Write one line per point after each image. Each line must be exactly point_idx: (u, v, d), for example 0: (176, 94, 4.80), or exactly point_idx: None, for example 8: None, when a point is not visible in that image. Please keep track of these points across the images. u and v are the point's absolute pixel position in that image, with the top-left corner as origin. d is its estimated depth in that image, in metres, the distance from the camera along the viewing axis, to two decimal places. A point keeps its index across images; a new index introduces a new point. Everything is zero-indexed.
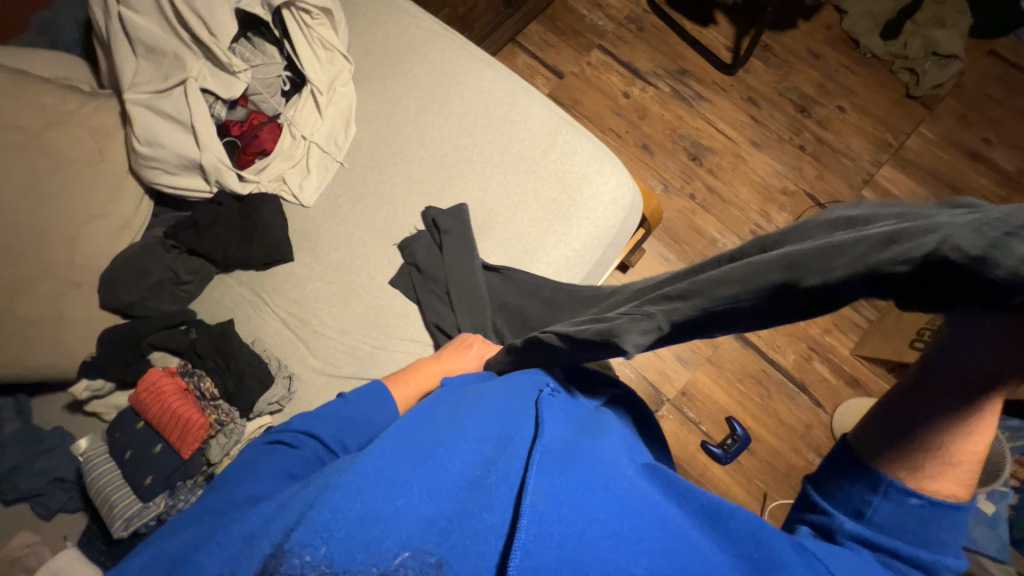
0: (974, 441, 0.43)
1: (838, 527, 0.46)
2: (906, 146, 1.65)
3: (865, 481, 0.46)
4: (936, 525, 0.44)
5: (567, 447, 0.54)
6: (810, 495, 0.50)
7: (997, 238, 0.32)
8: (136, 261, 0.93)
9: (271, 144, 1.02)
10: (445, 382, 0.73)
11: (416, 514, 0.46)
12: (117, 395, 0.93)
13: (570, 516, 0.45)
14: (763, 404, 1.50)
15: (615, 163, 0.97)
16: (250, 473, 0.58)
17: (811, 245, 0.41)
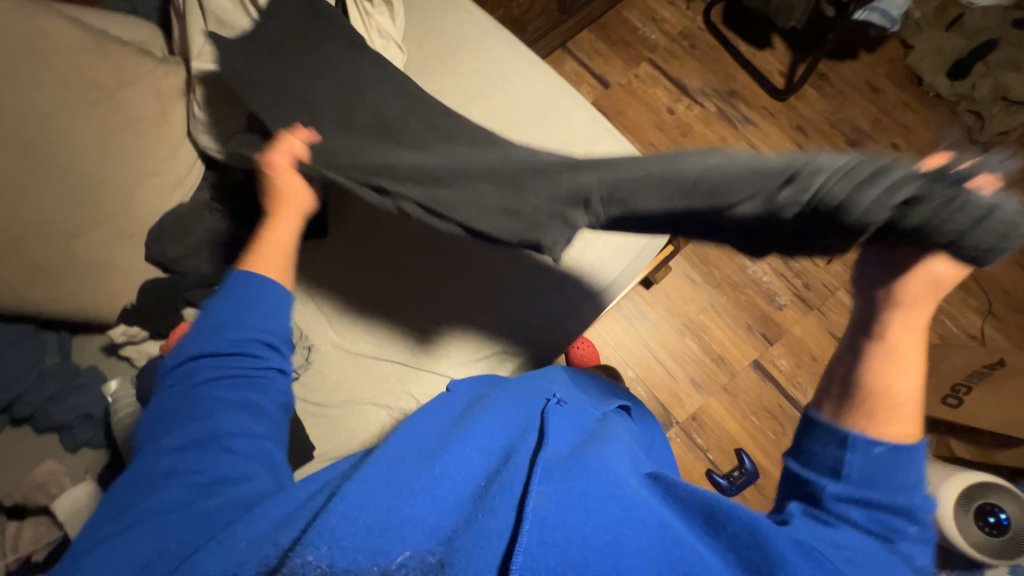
0: (904, 377, 0.54)
1: (821, 491, 0.52)
2: None
3: (833, 437, 0.53)
4: (903, 467, 0.50)
5: (570, 456, 0.54)
6: (792, 467, 0.56)
7: (863, 192, 0.48)
8: (185, 220, 0.98)
9: None
10: (451, 388, 0.74)
11: (422, 520, 0.46)
12: (150, 343, 0.99)
13: (575, 526, 0.46)
14: (777, 440, 1.46)
15: None
16: (192, 420, 0.60)
17: (724, 173, 0.56)
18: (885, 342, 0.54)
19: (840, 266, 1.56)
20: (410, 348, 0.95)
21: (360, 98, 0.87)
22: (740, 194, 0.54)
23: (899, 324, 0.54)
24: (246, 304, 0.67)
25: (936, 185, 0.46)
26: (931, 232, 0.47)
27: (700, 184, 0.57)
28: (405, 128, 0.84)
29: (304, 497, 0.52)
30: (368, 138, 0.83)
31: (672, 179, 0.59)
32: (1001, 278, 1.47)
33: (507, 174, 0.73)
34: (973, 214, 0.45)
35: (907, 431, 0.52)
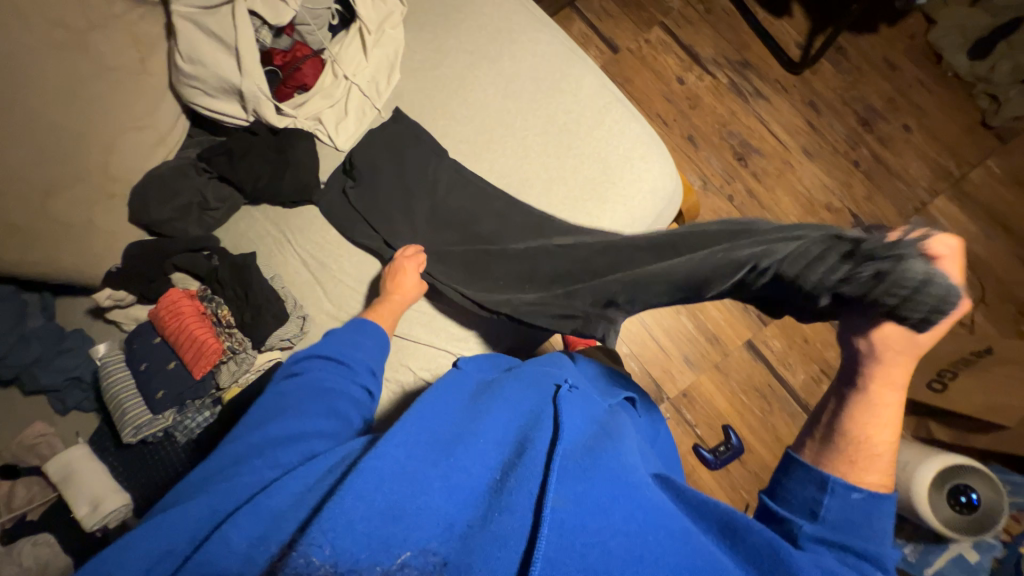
0: (885, 430, 0.54)
1: (797, 531, 0.50)
2: (968, 178, 1.55)
3: (812, 478, 0.53)
4: (874, 518, 0.50)
5: (587, 451, 0.55)
6: (768, 506, 0.55)
7: (797, 272, 0.55)
8: (168, 179, 0.93)
9: (312, 80, 1.00)
10: (460, 366, 0.75)
11: (438, 513, 0.48)
12: (137, 308, 0.95)
13: (594, 528, 0.47)
14: (763, 418, 1.49)
15: (662, 152, 0.92)
16: (280, 417, 0.63)
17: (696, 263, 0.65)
18: (867, 395, 0.55)
19: None
20: (410, 321, 0.93)
21: (417, 181, 0.95)
22: (718, 281, 0.62)
23: (881, 377, 0.54)
24: (354, 343, 0.75)
25: (868, 260, 0.51)
26: (878, 300, 0.51)
27: (683, 273, 0.66)
28: (480, 222, 0.92)
29: (309, 486, 0.54)
30: (421, 203, 0.95)
31: (672, 267, 0.68)
32: (996, 267, 1.48)
33: (557, 272, 0.83)
34: (911, 283, 0.49)
35: (875, 479, 0.52)
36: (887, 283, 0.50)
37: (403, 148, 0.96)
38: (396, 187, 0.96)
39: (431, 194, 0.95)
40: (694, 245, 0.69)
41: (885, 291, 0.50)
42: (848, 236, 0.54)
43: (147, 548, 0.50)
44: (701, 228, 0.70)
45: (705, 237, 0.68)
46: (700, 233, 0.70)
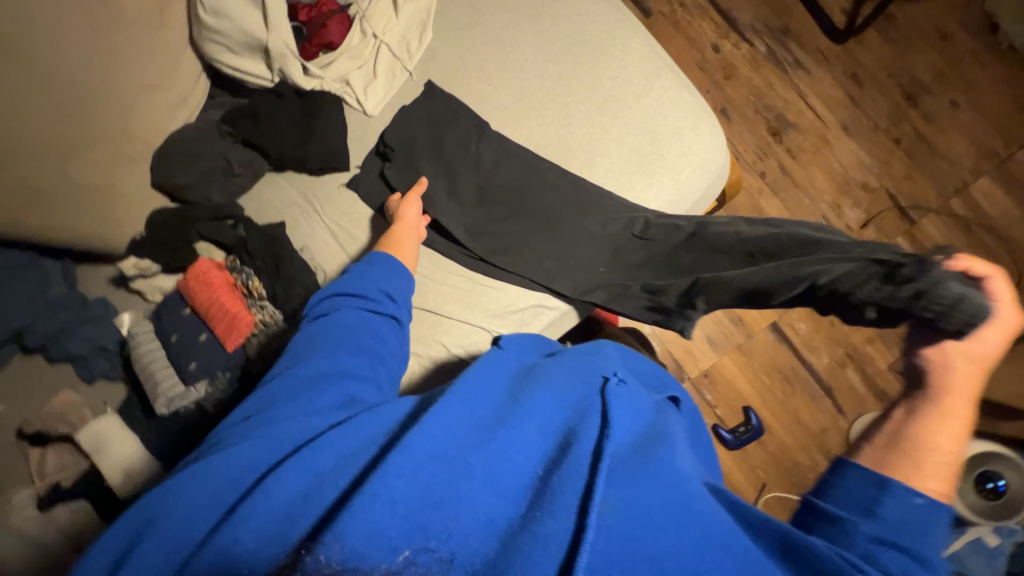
0: (949, 437, 0.47)
1: (850, 530, 0.43)
2: (1014, 158, 1.47)
3: (869, 478, 0.45)
4: (940, 529, 0.42)
5: (636, 455, 0.52)
6: (815, 504, 0.47)
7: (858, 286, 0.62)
8: (192, 143, 0.90)
9: (338, 38, 0.94)
10: (503, 346, 0.71)
11: (477, 505, 0.45)
12: (160, 278, 0.92)
13: (643, 542, 0.43)
14: (784, 400, 1.48)
15: (713, 122, 0.86)
16: (314, 355, 0.62)
17: (771, 272, 0.70)
18: (928, 396, 0.50)
19: (874, 231, 1.48)
20: (445, 296, 0.89)
21: (461, 150, 0.90)
22: (778, 291, 0.69)
23: (954, 385, 0.49)
24: (373, 278, 0.73)
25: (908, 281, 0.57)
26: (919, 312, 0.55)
27: (758, 279, 0.71)
28: (535, 199, 0.87)
29: (324, 474, 0.49)
30: (466, 180, 0.90)
31: (743, 275, 0.72)
32: None
33: (632, 261, 0.84)
34: (947, 299, 0.52)
35: (935, 487, 0.44)
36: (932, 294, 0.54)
37: (449, 125, 0.90)
38: (444, 164, 0.90)
39: (481, 158, 0.89)
40: (762, 253, 0.73)
41: (924, 306, 0.54)
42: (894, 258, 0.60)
43: (185, 482, 0.48)
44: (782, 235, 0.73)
45: (767, 243, 0.73)
46: (771, 237, 0.73)
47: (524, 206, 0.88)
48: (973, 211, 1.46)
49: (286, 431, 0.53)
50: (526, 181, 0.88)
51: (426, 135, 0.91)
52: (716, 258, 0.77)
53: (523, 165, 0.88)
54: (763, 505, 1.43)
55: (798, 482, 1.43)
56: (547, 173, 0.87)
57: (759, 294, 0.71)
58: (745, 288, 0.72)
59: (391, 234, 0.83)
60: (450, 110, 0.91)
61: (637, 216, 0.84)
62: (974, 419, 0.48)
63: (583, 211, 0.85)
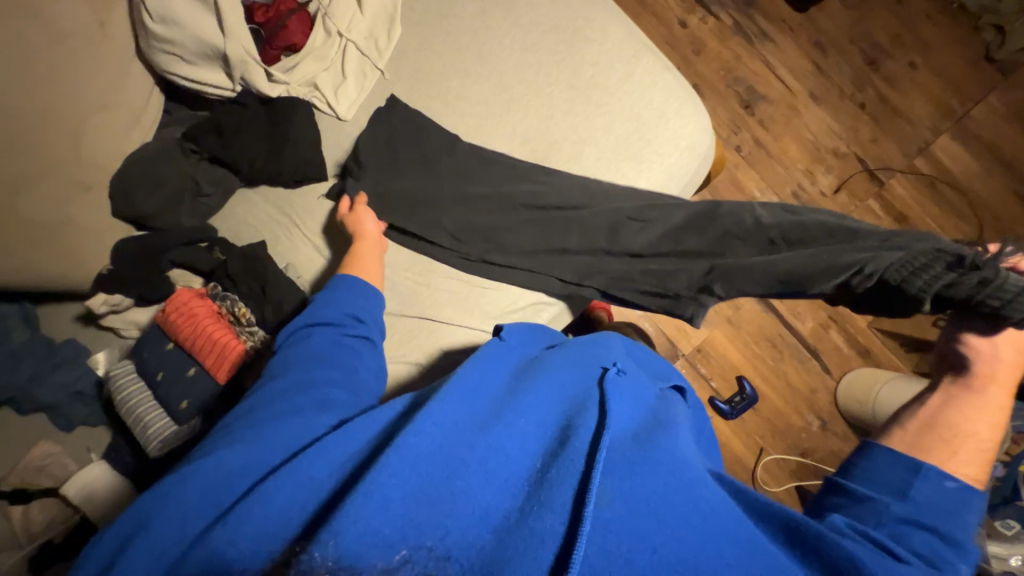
0: (984, 425, 0.51)
1: (879, 510, 0.46)
2: (970, 115, 1.53)
3: (902, 461, 0.49)
4: (970, 509, 0.45)
5: (636, 444, 0.50)
6: (846, 485, 0.49)
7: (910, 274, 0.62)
8: (154, 165, 0.83)
9: (301, 39, 0.88)
10: (504, 336, 0.69)
11: (473, 498, 0.43)
12: (137, 311, 0.86)
13: (644, 532, 0.41)
14: (775, 366, 1.53)
15: (697, 103, 0.85)
16: (286, 371, 0.59)
17: (810, 260, 0.70)
18: (970, 388, 0.54)
19: (846, 196, 1.53)
20: (442, 303, 0.87)
21: (431, 145, 0.88)
22: (818, 279, 0.69)
23: (1000, 376, 0.54)
24: (344, 302, 0.69)
25: (970, 271, 0.57)
26: (981, 302, 0.55)
27: (796, 267, 0.70)
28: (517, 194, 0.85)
29: (304, 495, 0.45)
30: (440, 180, 0.87)
31: (776, 260, 0.72)
32: (996, 205, 1.49)
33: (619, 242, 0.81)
34: (1011, 289, 0.53)
35: (969, 471, 0.48)
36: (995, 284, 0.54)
37: (425, 141, 0.88)
38: (418, 176, 0.88)
39: (456, 151, 0.87)
40: (790, 239, 0.74)
41: (988, 295, 0.54)
42: (950, 251, 0.61)
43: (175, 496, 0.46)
44: (811, 225, 0.74)
45: (796, 229, 0.73)
46: (798, 226, 0.74)
47: (501, 191, 0.85)
48: (936, 169, 1.52)
49: (270, 438, 0.50)
50: (500, 169, 0.86)
51: (387, 134, 0.88)
52: (732, 243, 0.77)
53: (498, 158, 0.87)
54: (763, 468, 1.48)
55: (793, 442, 1.49)
56: (519, 168, 0.86)
57: (795, 281, 0.71)
58: (779, 273, 0.72)
59: (355, 256, 0.79)
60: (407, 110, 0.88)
61: (631, 202, 0.82)
62: (1011, 407, 0.52)
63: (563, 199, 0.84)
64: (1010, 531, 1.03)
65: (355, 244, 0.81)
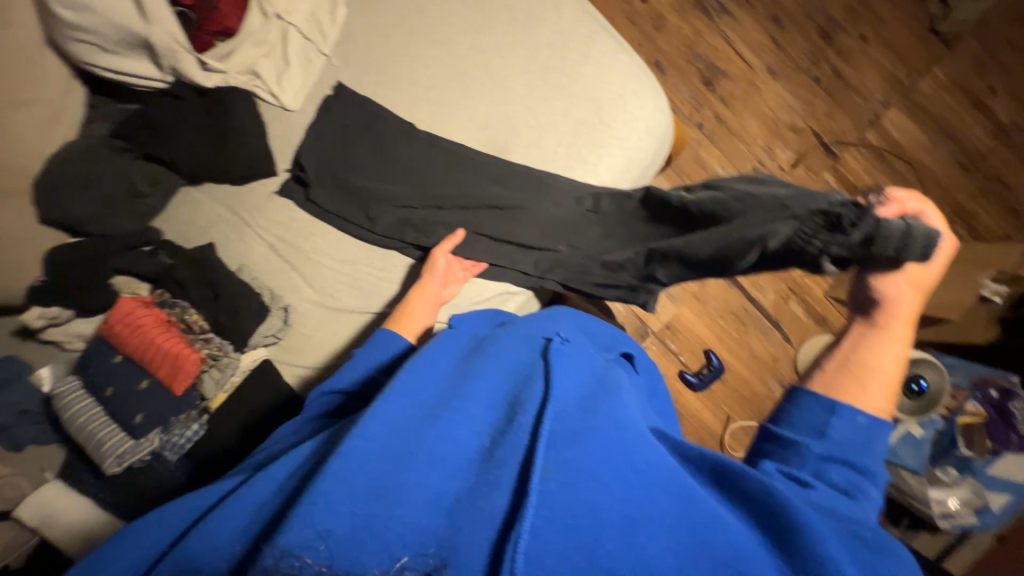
0: (888, 358, 0.54)
1: (803, 452, 0.51)
2: (917, 87, 1.58)
3: (820, 403, 0.53)
4: (877, 439, 0.51)
5: (580, 407, 0.50)
6: (776, 431, 0.54)
7: (805, 240, 0.56)
8: (79, 166, 0.77)
9: (236, 22, 0.82)
10: (451, 324, 0.70)
11: (425, 486, 0.43)
12: (78, 323, 0.80)
13: (585, 496, 0.43)
14: (740, 338, 1.59)
15: (654, 85, 0.85)
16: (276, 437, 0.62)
17: (717, 245, 0.65)
18: (876, 324, 0.56)
19: (804, 170, 1.57)
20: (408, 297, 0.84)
21: (380, 135, 0.84)
22: (733, 260, 0.64)
23: (901, 312, 0.55)
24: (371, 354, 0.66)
25: (855, 225, 0.52)
26: (876, 256, 0.51)
27: (711, 253, 0.66)
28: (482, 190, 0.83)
29: (249, 518, 0.47)
30: (395, 176, 0.84)
31: (693, 248, 0.68)
32: (940, 175, 1.56)
33: (578, 228, 0.82)
34: (898, 236, 0.49)
35: (877, 403, 0.53)
36: (882, 236, 0.49)
37: (377, 132, 0.84)
38: (376, 171, 0.84)
39: (408, 139, 0.84)
40: (706, 215, 0.68)
41: (881, 249, 0.50)
42: (832, 205, 0.55)
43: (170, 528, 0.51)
44: (715, 199, 0.68)
45: (713, 203, 0.67)
46: (711, 200, 0.68)
47: (459, 179, 0.84)
48: (886, 141, 1.58)
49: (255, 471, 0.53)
50: (452, 156, 0.84)
51: (342, 130, 0.84)
52: (665, 224, 0.75)
53: (448, 142, 0.84)
54: (731, 435, 1.56)
55: (757, 409, 1.57)
56: (472, 152, 0.84)
57: (716, 266, 0.67)
58: (701, 261, 0.68)
59: (405, 306, 0.76)
60: (359, 105, 0.84)
61: (588, 192, 0.82)
62: (913, 338, 0.55)
63: (520, 184, 0.83)
64: (948, 478, 1.15)
65: (413, 292, 0.78)
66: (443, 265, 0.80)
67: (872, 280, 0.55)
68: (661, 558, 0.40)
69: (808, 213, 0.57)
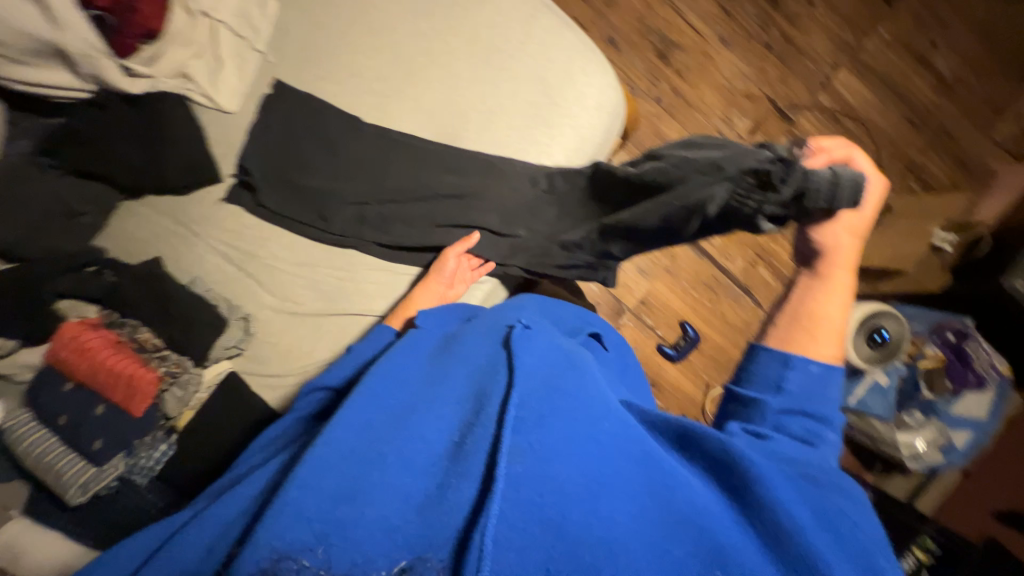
0: (835, 306, 0.57)
1: (763, 409, 0.53)
2: (864, 47, 1.62)
3: (776, 357, 0.55)
4: (830, 386, 0.54)
5: (545, 385, 0.49)
6: (737, 391, 0.56)
7: (743, 200, 0.59)
8: (8, 187, 0.74)
9: (158, 23, 0.78)
10: (418, 324, 0.68)
11: (393, 485, 0.43)
12: (23, 353, 0.75)
13: (550, 475, 0.41)
14: (713, 307, 1.62)
15: (601, 60, 0.84)
16: (244, 461, 0.62)
17: (662, 214, 0.67)
18: (819, 275, 0.59)
19: (761, 137, 1.60)
20: (373, 294, 0.83)
21: (327, 136, 0.82)
22: (680, 227, 0.66)
23: (841, 261, 0.58)
24: (360, 352, 0.68)
25: (787, 182, 0.56)
26: (809, 208, 0.55)
27: (658, 222, 0.68)
28: (426, 177, 0.82)
29: (219, 531, 0.47)
30: (345, 174, 0.82)
31: (641, 219, 0.69)
32: (891, 132, 1.61)
33: (535, 210, 0.82)
34: (827, 187, 0.54)
35: (831, 351, 0.56)
36: (813, 188, 0.54)
37: (322, 128, 0.82)
38: (324, 169, 0.82)
39: (357, 133, 0.82)
40: (649, 185, 0.70)
41: (813, 201, 0.54)
42: (760, 163, 0.58)
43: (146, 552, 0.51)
44: (656, 168, 0.69)
45: (655, 173, 0.69)
46: (655, 170, 0.69)
47: (412, 171, 0.82)
48: (838, 103, 1.61)
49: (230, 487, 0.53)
50: (402, 149, 0.82)
51: (288, 129, 0.82)
52: (619, 202, 0.76)
53: (399, 134, 0.82)
54: (711, 402, 1.60)
55: None
56: (423, 143, 0.82)
57: (665, 234, 0.69)
58: (651, 231, 0.70)
59: (410, 300, 0.78)
60: (304, 99, 0.82)
61: (541, 172, 0.82)
62: (855, 285, 0.58)
63: (473, 169, 0.81)
64: (914, 422, 1.20)
65: (421, 286, 0.79)
66: (455, 266, 0.79)
67: (811, 232, 0.59)
68: (629, 524, 0.40)
69: (740, 174, 0.59)
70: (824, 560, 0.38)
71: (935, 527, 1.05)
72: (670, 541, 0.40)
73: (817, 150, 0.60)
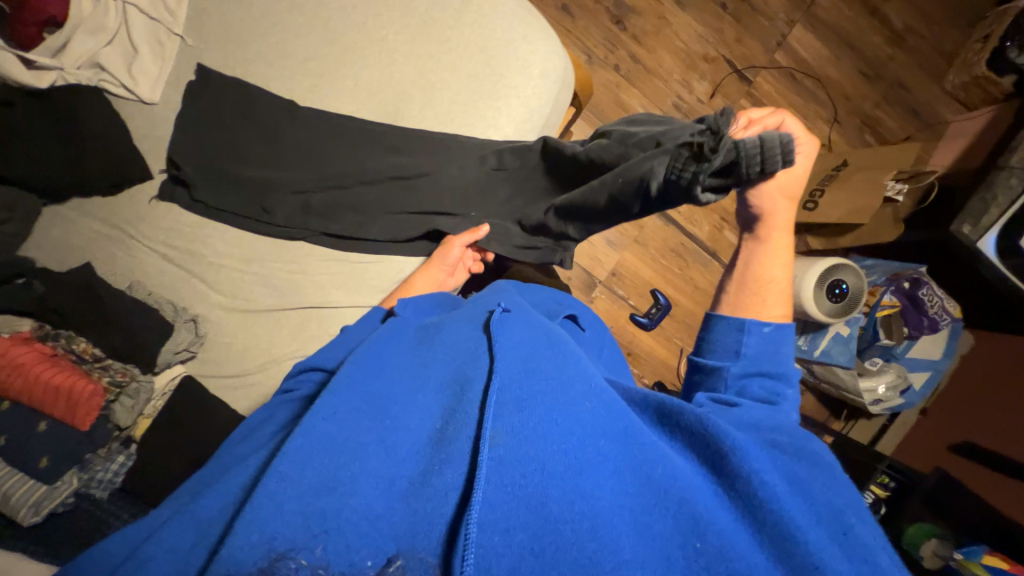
0: (778, 267, 0.60)
1: (725, 375, 0.55)
2: (818, 1, 1.61)
3: (732, 325, 0.58)
4: (783, 344, 0.57)
5: (524, 364, 0.46)
6: (699, 362, 0.58)
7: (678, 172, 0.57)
8: None
9: (60, 9, 0.72)
10: (399, 313, 0.66)
11: (375, 475, 0.41)
12: None
13: (535, 453, 0.39)
14: (682, 273, 1.64)
15: (543, 25, 0.81)
16: (226, 452, 0.54)
17: (608, 193, 0.65)
18: (760, 240, 0.62)
19: (721, 99, 1.59)
20: (327, 286, 0.81)
21: (276, 126, 0.78)
22: (627, 204, 0.64)
23: (779, 223, 0.60)
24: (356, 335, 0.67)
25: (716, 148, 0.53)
26: (743, 173, 0.52)
27: (606, 201, 0.66)
28: (375, 158, 0.78)
29: (193, 540, 0.41)
30: (293, 163, 0.78)
31: (592, 199, 0.68)
32: (847, 87, 1.62)
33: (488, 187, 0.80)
34: (756, 148, 0.51)
35: (778, 311, 0.60)
36: (741, 152, 0.51)
37: (259, 117, 0.78)
38: (261, 158, 0.78)
39: (314, 119, 0.78)
40: (596, 161, 0.69)
41: (744, 164, 0.51)
42: (693, 137, 0.57)
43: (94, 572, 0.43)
44: (603, 145, 0.68)
45: (602, 152, 0.68)
46: (602, 147, 0.69)
47: (363, 155, 0.79)
48: (794, 60, 1.61)
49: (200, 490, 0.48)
50: (355, 133, 0.79)
51: (224, 118, 0.78)
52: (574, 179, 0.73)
53: (357, 121, 0.79)
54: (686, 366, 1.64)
55: None
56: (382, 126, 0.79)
57: (615, 213, 0.67)
58: (601, 211, 0.68)
59: (411, 282, 0.78)
60: (239, 88, 0.78)
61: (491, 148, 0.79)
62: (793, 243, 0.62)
63: (424, 148, 0.79)
64: (875, 367, 1.24)
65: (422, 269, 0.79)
66: (457, 252, 0.76)
67: (748, 197, 0.59)
68: (611, 501, 0.38)
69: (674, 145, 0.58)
70: (797, 528, 0.38)
71: (889, 462, 1.11)
72: (651, 516, 0.38)
73: (749, 121, 0.59)
